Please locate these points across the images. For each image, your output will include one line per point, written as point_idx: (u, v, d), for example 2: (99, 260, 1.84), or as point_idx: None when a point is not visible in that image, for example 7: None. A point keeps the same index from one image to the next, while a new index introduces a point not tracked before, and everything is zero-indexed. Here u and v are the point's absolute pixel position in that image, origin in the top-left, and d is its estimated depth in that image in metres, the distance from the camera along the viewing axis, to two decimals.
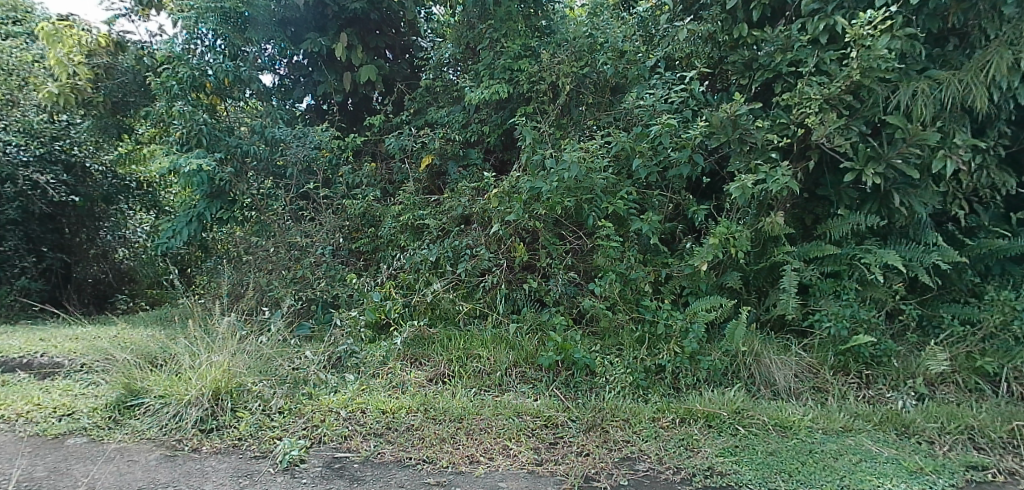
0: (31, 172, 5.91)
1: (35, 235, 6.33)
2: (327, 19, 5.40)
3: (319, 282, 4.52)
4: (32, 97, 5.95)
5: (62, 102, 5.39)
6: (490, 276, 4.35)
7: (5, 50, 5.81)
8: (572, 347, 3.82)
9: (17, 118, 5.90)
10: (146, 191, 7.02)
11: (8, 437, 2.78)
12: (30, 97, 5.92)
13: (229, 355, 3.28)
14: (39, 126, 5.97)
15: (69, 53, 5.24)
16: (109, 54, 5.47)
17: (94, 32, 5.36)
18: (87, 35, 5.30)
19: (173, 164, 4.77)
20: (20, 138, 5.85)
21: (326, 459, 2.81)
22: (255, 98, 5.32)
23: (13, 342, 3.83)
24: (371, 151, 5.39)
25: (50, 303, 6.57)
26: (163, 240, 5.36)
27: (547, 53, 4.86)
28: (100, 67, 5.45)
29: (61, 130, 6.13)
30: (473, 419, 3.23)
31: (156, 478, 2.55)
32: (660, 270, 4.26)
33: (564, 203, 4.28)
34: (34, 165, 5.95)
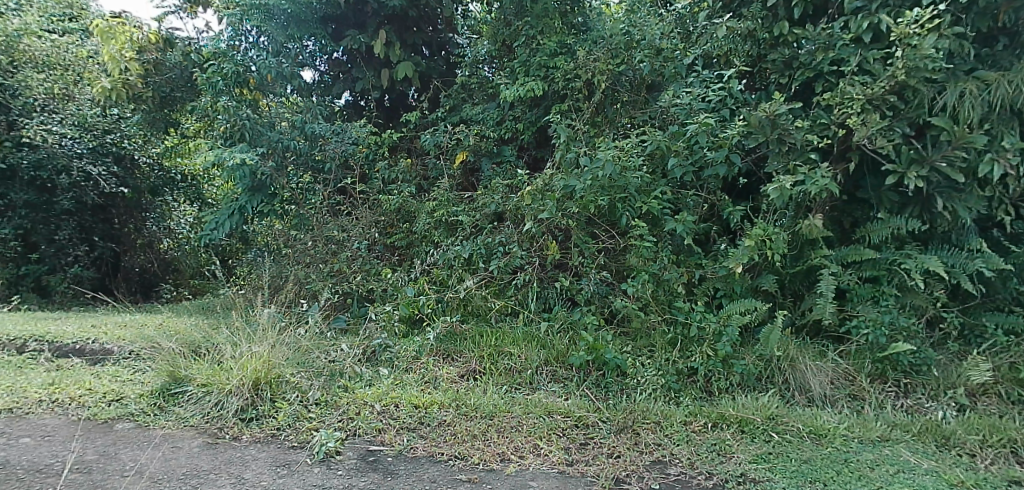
0: (85, 164, 6.13)
1: (87, 225, 6.62)
2: (366, 16, 5.42)
3: (355, 276, 4.58)
4: (87, 91, 6.16)
5: (113, 97, 5.56)
6: (523, 274, 4.33)
7: (61, 45, 6.10)
8: (603, 347, 3.81)
9: (71, 112, 6.08)
10: (190, 183, 7.21)
11: (62, 420, 2.87)
12: (85, 93, 6.14)
13: (269, 346, 3.33)
14: (92, 121, 6.14)
15: (121, 50, 5.40)
16: (158, 50, 5.60)
17: (146, 29, 5.49)
18: (138, 32, 5.43)
19: (217, 158, 4.87)
20: (75, 131, 6.03)
21: (361, 452, 2.85)
22: (296, 94, 5.43)
23: (67, 328, 3.96)
24: (405, 147, 5.41)
25: (101, 292, 6.79)
26: (208, 232, 5.49)
27: (583, 51, 4.80)
28: (150, 63, 5.58)
29: (113, 123, 6.32)
30: (504, 417, 3.24)
31: (199, 465, 2.61)
32: (693, 272, 4.19)
33: (598, 202, 4.24)
34: (87, 157, 6.18)
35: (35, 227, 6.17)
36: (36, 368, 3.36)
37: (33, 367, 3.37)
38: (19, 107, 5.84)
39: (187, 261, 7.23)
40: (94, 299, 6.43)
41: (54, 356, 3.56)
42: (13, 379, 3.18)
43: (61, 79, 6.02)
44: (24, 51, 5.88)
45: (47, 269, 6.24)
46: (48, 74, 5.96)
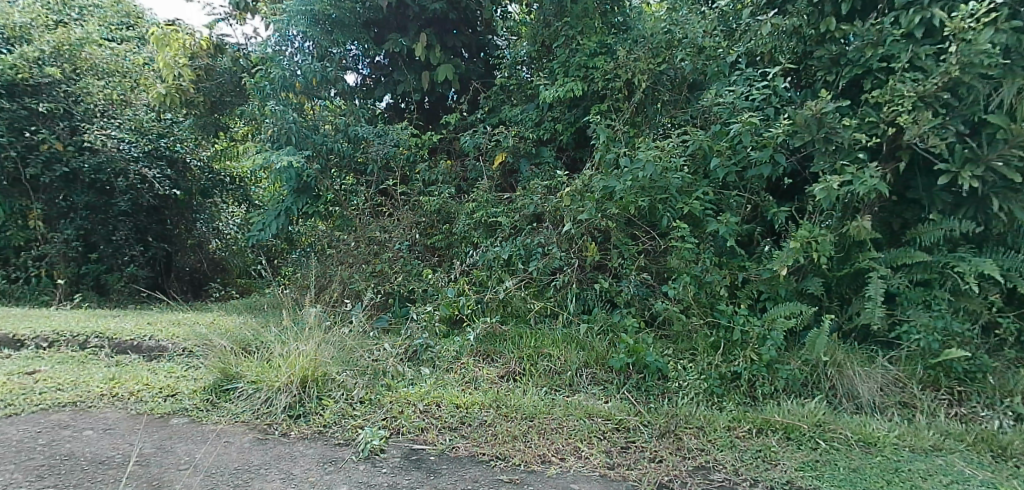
0: (141, 167, 6.33)
1: (143, 226, 6.81)
2: (408, 19, 5.50)
3: (396, 276, 4.64)
4: (143, 98, 6.48)
5: (168, 102, 5.79)
6: (562, 276, 4.31)
7: (120, 53, 6.44)
8: (644, 350, 3.76)
9: (129, 117, 6.36)
10: (238, 186, 7.39)
11: (121, 414, 2.96)
12: (141, 99, 6.49)
13: (316, 345, 3.41)
14: (147, 125, 6.41)
15: (175, 56, 5.57)
16: (210, 56, 5.81)
17: (198, 37, 5.70)
18: (191, 39, 5.64)
19: (266, 160, 5.01)
20: (132, 135, 6.30)
21: (404, 451, 2.88)
22: (339, 98, 5.48)
23: (125, 325, 4.12)
24: (445, 148, 5.44)
25: (155, 290, 7.01)
26: (255, 232, 5.64)
27: (623, 51, 4.74)
28: (202, 69, 5.78)
29: (167, 128, 6.59)
30: (545, 419, 3.22)
31: (249, 460, 2.68)
32: (736, 274, 4.09)
33: (638, 203, 4.19)
34: (143, 160, 6.40)
35: (94, 229, 6.43)
36: (97, 363, 3.50)
37: (94, 362, 3.51)
38: (81, 113, 6.14)
39: (234, 260, 7.44)
40: (150, 297, 6.66)
41: (114, 352, 3.70)
42: (77, 373, 3.32)
43: (120, 86, 6.33)
44: (87, 59, 6.16)
45: (105, 268, 6.50)
46: (107, 81, 6.27)
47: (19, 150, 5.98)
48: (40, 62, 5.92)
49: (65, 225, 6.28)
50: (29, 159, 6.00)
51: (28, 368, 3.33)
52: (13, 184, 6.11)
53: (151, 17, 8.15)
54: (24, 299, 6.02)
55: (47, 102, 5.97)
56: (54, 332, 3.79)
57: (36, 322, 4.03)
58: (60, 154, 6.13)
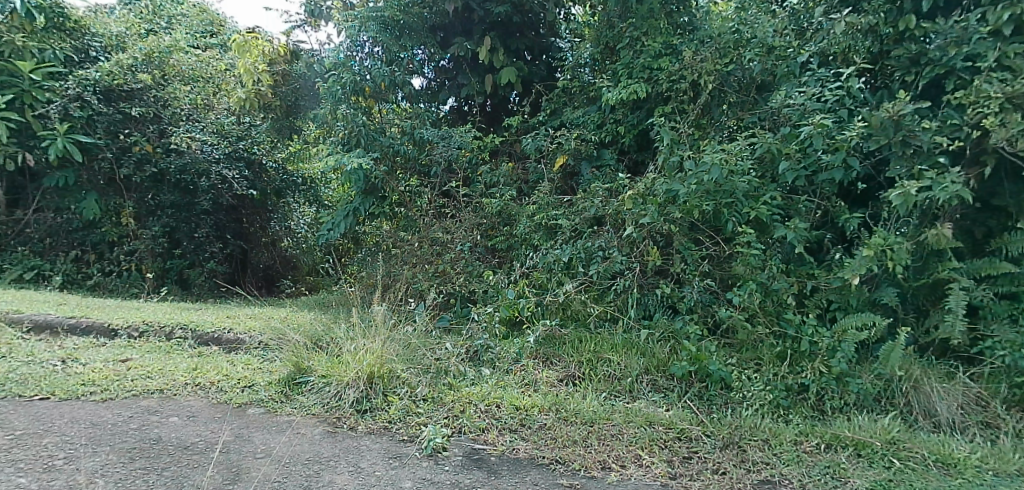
0: (222, 169, 6.70)
1: (222, 223, 7.20)
2: (473, 23, 5.57)
3: (458, 277, 4.71)
4: (223, 102, 6.89)
5: (248, 106, 6.12)
6: (622, 280, 4.24)
7: (205, 59, 6.92)
8: (708, 359, 3.71)
9: (212, 121, 6.77)
10: (309, 186, 7.63)
11: (204, 402, 3.12)
12: (223, 103, 6.87)
13: (382, 341, 3.50)
14: (228, 128, 6.78)
15: (255, 62, 5.85)
16: (286, 62, 6.05)
17: (275, 43, 5.93)
18: (269, 45, 5.88)
19: (336, 162, 5.19)
20: (214, 138, 6.70)
21: (466, 449, 2.91)
22: (405, 101, 5.61)
23: (207, 318, 4.35)
24: (506, 151, 5.46)
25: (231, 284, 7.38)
26: (325, 231, 5.89)
27: (688, 51, 4.63)
28: (279, 74, 6.07)
29: (245, 131, 6.90)
30: (605, 425, 3.19)
31: (320, 451, 2.77)
32: (804, 282, 3.91)
33: (703, 207, 4.10)
34: (223, 162, 6.76)
35: (178, 226, 6.81)
36: (182, 353, 3.69)
37: (179, 352, 3.71)
38: (169, 116, 6.53)
39: (305, 258, 7.75)
40: (229, 292, 7.01)
41: (196, 343, 3.90)
42: (164, 362, 3.52)
43: (204, 90, 6.77)
44: (174, 65, 6.57)
45: (187, 263, 6.86)
46: (193, 87, 6.71)
47: (114, 151, 6.40)
48: (133, 69, 6.33)
49: (153, 222, 6.67)
50: (123, 160, 6.42)
51: (121, 355, 3.56)
52: (108, 184, 6.55)
53: (233, 25, 8.61)
54: (116, 291, 6.35)
55: (139, 107, 6.37)
56: (144, 323, 4.03)
57: (126, 313, 4.29)
58: (150, 155, 6.56)
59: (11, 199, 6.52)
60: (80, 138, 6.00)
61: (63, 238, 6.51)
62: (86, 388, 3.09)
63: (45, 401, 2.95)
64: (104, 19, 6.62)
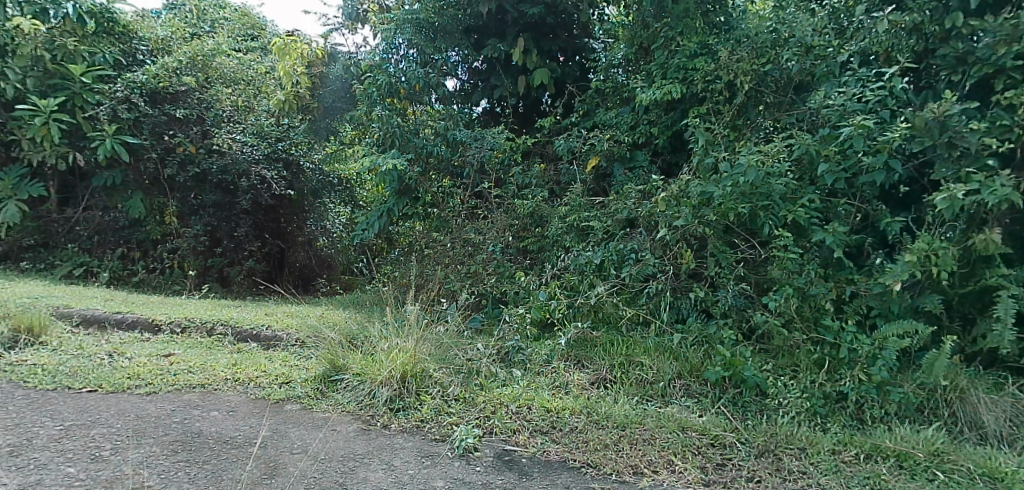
0: (261, 169, 6.79)
1: (260, 223, 7.44)
2: (506, 25, 5.57)
3: (490, 278, 4.72)
4: (263, 104, 7.01)
5: (287, 108, 6.28)
6: (655, 283, 4.18)
7: (246, 63, 7.03)
8: (742, 364, 3.62)
9: (251, 122, 6.87)
10: (345, 187, 7.65)
11: (242, 397, 3.19)
12: (261, 105, 6.99)
13: (415, 341, 3.52)
14: (267, 129, 6.87)
15: (294, 65, 6.02)
16: (324, 64, 6.15)
17: (314, 45, 6.05)
18: (308, 48, 6.00)
19: (371, 163, 5.21)
20: (253, 139, 6.78)
21: (497, 451, 2.91)
22: (439, 103, 5.64)
23: (246, 315, 4.45)
24: (539, 152, 5.45)
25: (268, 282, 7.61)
26: (360, 231, 5.93)
27: (724, 51, 4.54)
28: (316, 76, 6.19)
29: (284, 132, 6.98)
30: (637, 429, 3.15)
31: (354, 449, 2.80)
32: (843, 288, 3.80)
33: (738, 209, 4.01)
34: (262, 163, 6.85)
35: (219, 225, 7.02)
36: (222, 349, 3.79)
37: (219, 348, 3.81)
38: (211, 118, 6.68)
39: (340, 257, 7.75)
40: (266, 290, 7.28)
41: (236, 340, 4.00)
42: (204, 358, 3.61)
43: (244, 93, 6.91)
44: (217, 68, 6.74)
45: (227, 262, 7.08)
46: (234, 89, 6.85)
47: (160, 152, 6.61)
48: (178, 72, 6.53)
49: (195, 222, 6.87)
50: (167, 160, 6.63)
51: (164, 350, 3.66)
52: (153, 184, 6.77)
53: (272, 29, 8.80)
54: (160, 287, 6.57)
55: (184, 109, 6.57)
56: (186, 319, 4.15)
57: (169, 310, 4.42)
58: (193, 156, 6.71)
59: (62, 198, 6.80)
60: (127, 138, 6.20)
61: (110, 236, 6.75)
62: (131, 381, 3.19)
63: (93, 393, 3.05)
64: (151, 23, 6.90)
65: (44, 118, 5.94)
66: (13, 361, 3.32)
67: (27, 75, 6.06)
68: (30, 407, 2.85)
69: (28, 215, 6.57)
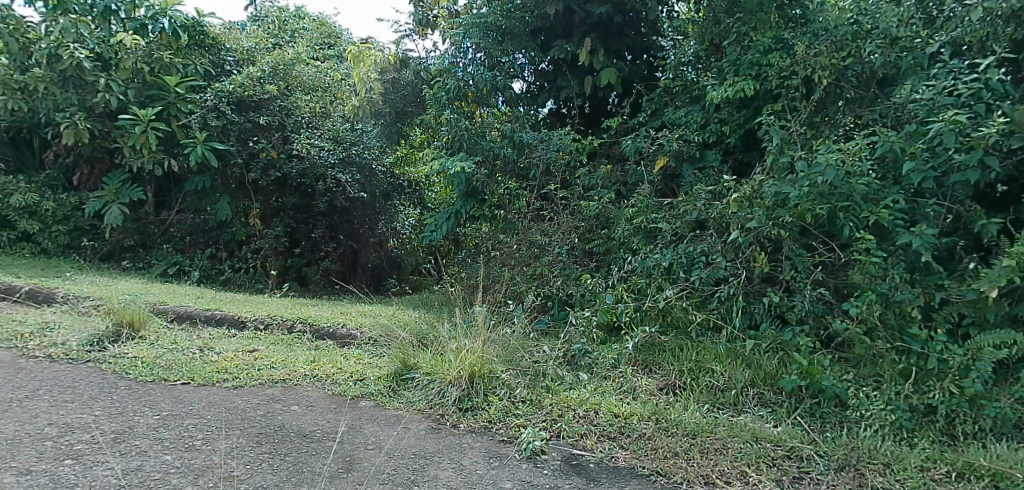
0: (336, 173, 7.02)
1: (335, 224, 7.58)
2: (573, 25, 5.53)
3: (555, 280, 4.70)
4: (338, 110, 7.38)
5: (361, 113, 6.49)
6: (727, 286, 4.04)
7: (324, 70, 7.45)
8: (820, 373, 3.47)
9: (328, 128, 7.12)
10: (415, 190, 7.92)
11: (320, 392, 3.32)
12: (337, 110, 7.36)
13: (483, 342, 3.56)
14: (343, 134, 7.15)
15: (368, 71, 6.25)
16: (396, 69, 6.28)
17: (386, 52, 6.21)
18: (380, 54, 6.16)
19: (441, 166, 5.34)
20: (330, 143, 7.01)
21: (565, 454, 2.90)
22: (505, 105, 5.74)
23: (323, 313, 4.64)
24: (605, 153, 5.43)
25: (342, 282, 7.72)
26: (428, 233, 6.06)
27: (801, 46, 4.33)
28: (388, 82, 6.33)
29: (357, 137, 7.24)
30: (708, 438, 3.06)
31: (425, 446, 2.87)
32: (932, 294, 3.54)
33: (815, 211, 3.81)
34: (339, 167, 7.08)
35: (297, 226, 7.38)
36: (301, 346, 3.96)
37: (299, 345, 3.98)
38: (291, 124, 7.06)
39: (409, 258, 8.12)
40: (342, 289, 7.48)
41: (314, 337, 4.16)
42: (285, 354, 3.78)
43: (322, 99, 7.28)
44: (297, 76, 7.11)
45: (306, 261, 7.43)
46: (312, 96, 7.23)
47: (244, 158, 6.97)
48: (261, 80, 6.88)
49: (276, 224, 7.22)
50: (252, 165, 6.96)
51: (249, 346, 3.86)
52: (238, 188, 7.17)
53: (346, 36, 9.14)
54: (245, 286, 6.95)
55: (267, 116, 6.92)
56: (268, 316, 4.36)
57: (254, 307, 4.66)
58: (274, 161, 7.04)
59: (156, 200, 7.32)
60: (216, 145, 6.59)
61: (200, 237, 7.21)
62: (219, 375, 3.38)
63: (186, 385, 3.25)
64: (237, 35, 7.33)
65: (143, 126, 6.39)
66: (117, 354, 3.59)
67: (129, 87, 6.57)
68: (132, 397, 3.07)
69: (128, 217, 7.12)
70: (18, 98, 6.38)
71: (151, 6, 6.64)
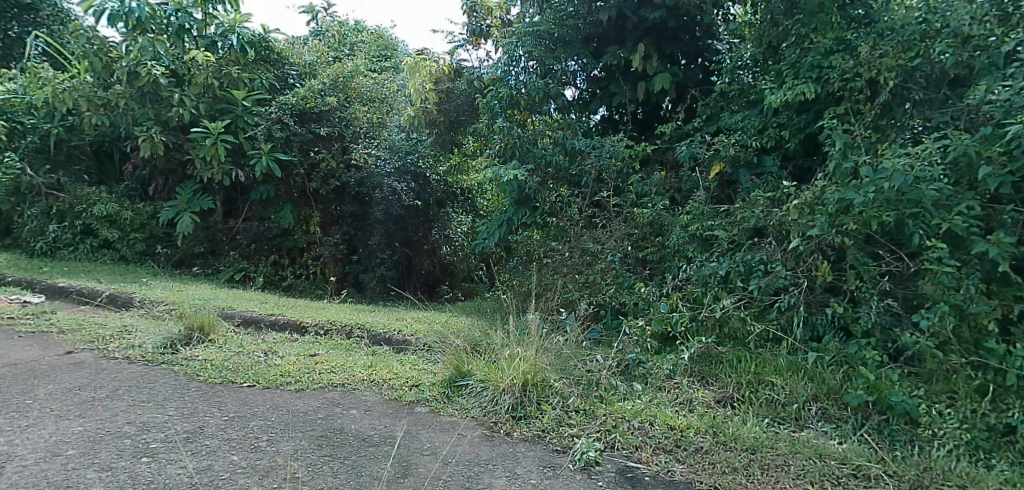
0: (392, 182, 7.13)
1: (390, 232, 7.61)
2: (626, 31, 5.51)
3: (608, 288, 4.66)
4: (395, 120, 7.41)
5: (416, 123, 6.64)
6: (787, 296, 3.91)
7: (381, 81, 7.55)
8: (889, 389, 3.30)
9: (385, 138, 7.31)
10: (468, 198, 8.08)
11: (378, 397, 3.39)
12: (394, 120, 7.40)
13: (536, 350, 3.56)
14: (399, 144, 7.23)
15: (423, 82, 6.38)
16: (450, 79, 6.44)
17: (441, 63, 6.41)
18: (436, 65, 6.38)
19: (494, 175, 5.40)
20: (386, 153, 7.15)
21: (619, 466, 2.86)
22: (557, 113, 5.71)
23: (379, 319, 4.74)
24: (658, 159, 5.38)
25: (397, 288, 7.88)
26: (481, 241, 6.14)
27: (865, 46, 4.15)
28: (443, 92, 6.45)
29: (413, 146, 7.30)
30: (768, 453, 2.95)
31: (479, 454, 2.88)
32: (1011, 306, 3.30)
33: (882, 218, 3.63)
34: (393, 176, 7.18)
35: (356, 234, 7.69)
36: (359, 351, 4.05)
37: (357, 350, 4.08)
38: (351, 135, 7.35)
39: (461, 266, 8.09)
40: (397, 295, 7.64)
41: (371, 342, 4.26)
42: (344, 359, 3.88)
43: (378, 110, 7.41)
44: (356, 88, 7.35)
45: (362, 268, 7.64)
46: (370, 107, 7.41)
47: (306, 168, 7.35)
48: (322, 92, 7.19)
49: (335, 231, 7.59)
50: (313, 175, 7.34)
51: (310, 350, 3.99)
52: (300, 197, 7.57)
53: (402, 48, 9.36)
54: (306, 291, 7.22)
55: (327, 127, 7.25)
56: (328, 322, 4.48)
57: (314, 313, 4.81)
58: (334, 170, 7.37)
59: (225, 209, 7.72)
60: (279, 156, 6.87)
61: (265, 244, 7.55)
62: (283, 378, 3.49)
63: (252, 388, 3.38)
64: (299, 49, 7.74)
65: (213, 139, 6.68)
66: (188, 356, 3.76)
67: (200, 101, 6.91)
68: (202, 398, 3.21)
69: (199, 225, 7.47)
70: (101, 114, 6.75)
71: (221, 24, 7.01)
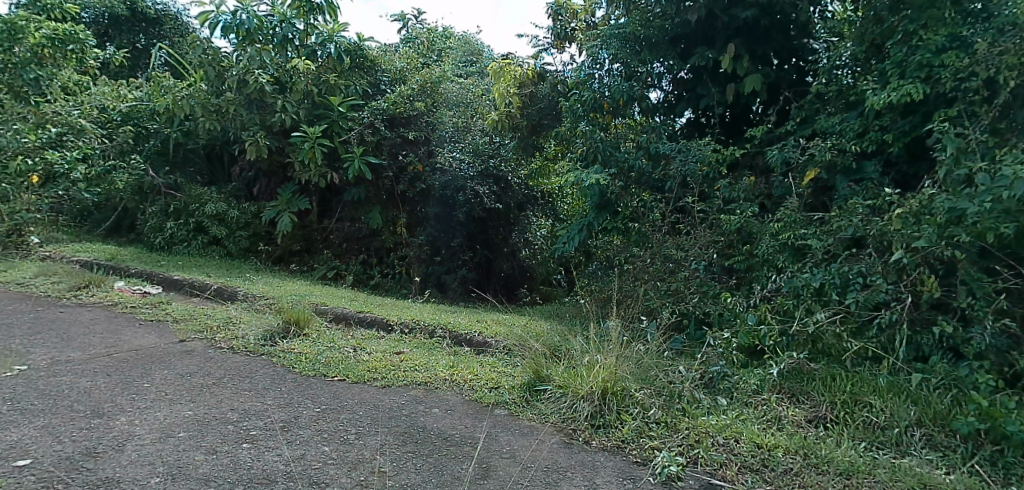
0: (475, 184, 7.26)
1: (472, 234, 7.80)
2: (716, 31, 5.33)
3: (691, 297, 4.51)
4: (478, 124, 7.50)
5: (499, 127, 6.74)
6: (889, 312, 3.65)
7: (467, 86, 7.73)
8: (1004, 417, 2.97)
9: (469, 141, 7.40)
10: (547, 201, 8.10)
11: (459, 397, 3.46)
12: (477, 124, 7.50)
13: (617, 358, 3.52)
14: (482, 147, 7.37)
15: (507, 86, 6.49)
16: (533, 84, 6.52)
17: (525, 67, 6.47)
18: (520, 69, 6.44)
19: (576, 179, 5.37)
20: (470, 157, 7.28)
21: (703, 483, 2.77)
22: (641, 116, 5.66)
23: (461, 320, 4.86)
24: (746, 164, 5.20)
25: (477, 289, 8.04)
26: (561, 245, 6.16)
27: (982, 42, 3.77)
28: (526, 96, 6.58)
29: (496, 149, 7.47)
30: (866, 479, 2.76)
31: (558, 460, 2.87)
32: None
33: (1000, 231, 3.29)
34: (477, 179, 7.32)
35: (439, 235, 7.63)
36: (441, 350, 4.16)
37: (439, 349, 4.18)
38: (436, 138, 7.50)
39: (540, 268, 8.29)
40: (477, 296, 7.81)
41: (453, 343, 4.35)
42: (427, 358, 3.98)
43: (463, 114, 7.53)
44: (442, 93, 7.55)
45: (445, 269, 7.69)
46: (455, 111, 7.55)
47: (394, 171, 7.62)
48: (411, 98, 7.48)
49: (420, 233, 7.70)
50: (401, 177, 7.60)
51: (396, 348, 4.12)
52: (388, 198, 7.85)
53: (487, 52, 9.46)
54: (392, 291, 7.50)
55: (415, 131, 7.50)
56: (413, 321, 4.63)
57: (399, 311, 4.98)
58: (420, 173, 7.57)
59: (318, 209, 8.12)
60: (370, 159, 7.20)
61: (354, 244, 7.90)
62: (370, 374, 3.63)
63: (342, 382, 3.53)
64: (391, 57, 8.03)
65: (312, 142, 7.00)
66: (285, 348, 3.98)
67: (300, 107, 7.27)
68: (297, 389, 3.39)
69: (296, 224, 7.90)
70: (213, 119, 7.28)
71: (321, 33, 7.40)
